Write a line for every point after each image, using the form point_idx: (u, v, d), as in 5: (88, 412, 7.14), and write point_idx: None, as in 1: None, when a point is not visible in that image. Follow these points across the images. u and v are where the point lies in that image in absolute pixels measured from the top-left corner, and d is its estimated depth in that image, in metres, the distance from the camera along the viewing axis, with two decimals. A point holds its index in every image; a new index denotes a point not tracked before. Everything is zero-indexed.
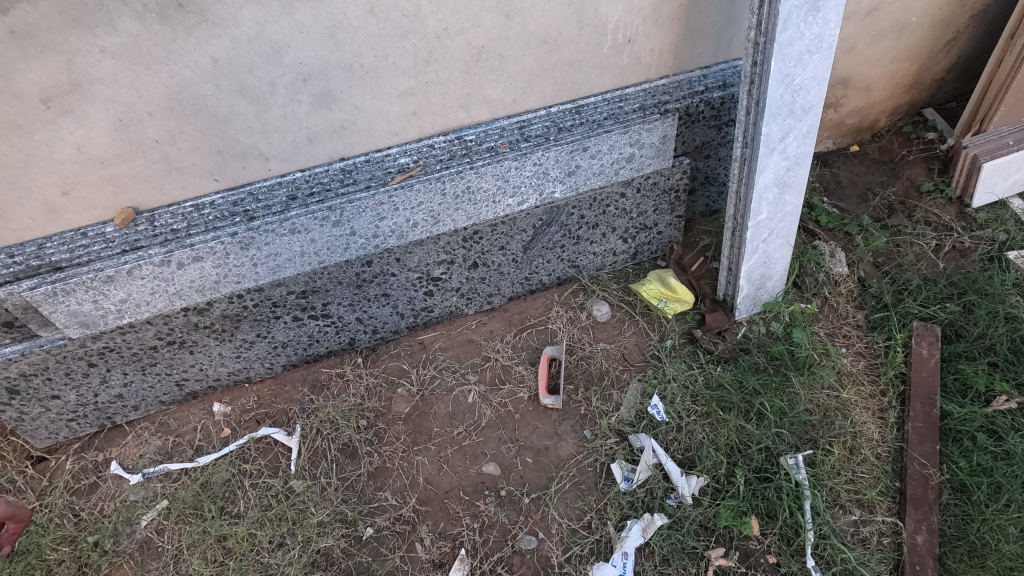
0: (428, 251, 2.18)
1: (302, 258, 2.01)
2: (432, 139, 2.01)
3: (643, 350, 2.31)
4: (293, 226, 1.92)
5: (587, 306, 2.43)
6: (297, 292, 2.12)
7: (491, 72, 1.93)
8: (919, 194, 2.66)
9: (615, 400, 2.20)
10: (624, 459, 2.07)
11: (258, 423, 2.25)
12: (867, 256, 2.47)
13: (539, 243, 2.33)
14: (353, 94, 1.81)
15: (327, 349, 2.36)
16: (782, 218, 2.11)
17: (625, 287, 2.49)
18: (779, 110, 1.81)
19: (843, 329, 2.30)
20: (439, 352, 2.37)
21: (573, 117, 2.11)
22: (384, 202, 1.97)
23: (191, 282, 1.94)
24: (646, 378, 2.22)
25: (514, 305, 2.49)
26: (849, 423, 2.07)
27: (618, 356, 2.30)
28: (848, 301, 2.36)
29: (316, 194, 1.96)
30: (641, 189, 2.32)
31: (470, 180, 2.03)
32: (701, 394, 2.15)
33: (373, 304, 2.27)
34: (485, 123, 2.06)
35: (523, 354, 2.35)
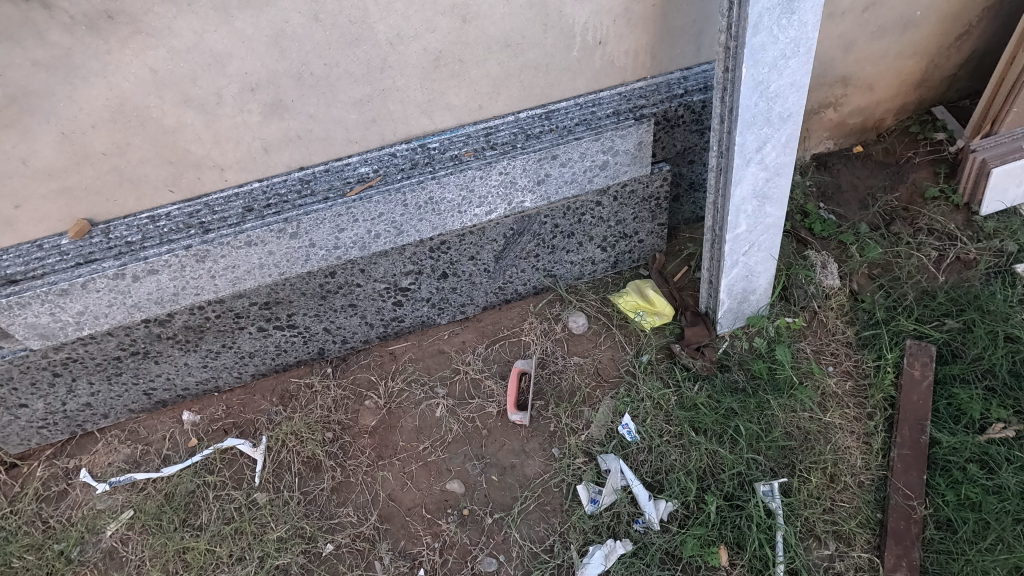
0: (394, 263, 2.13)
1: (261, 269, 1.97)
2: (394, 148, 1.95)
3: (618, 365, 2.23)
4: (249, 238, 1.88)
5: (562, 317, 2.35)
6: (260, 304, 2.08)
7: (452, 78, 1.84)
8: (923, 201, 2.50)
9: (585, 418, 2.12)
10: (591, 480, 2.00)
11: (225, 433, 2.24)
12: (863, 268, 2.33)
13: (511, 253, 2.25)
14: (306, 102, 1.75)
15: (296, 359, 2.32)
16: (764, 230, 1.99)
17: (603, 297, 2.39)
18: (753, 119, 1.69)
19: (831, 347, 2.17)
20: (408, 364, 2.32)
21: (542, 123, 2.01)
22: (343, 213, 1.91)
23: (148, 294, 1.91)
24: (619, 395, 2.13)
25: (488, 315, 2.42)
26: (831, 448, 1.96)
27: (591, 371, 2.23)
28: (838, 315, 2.23)
29: (273, 205, 1.91)
30: (619, 197, 2.21)
31: (432, 190, 1.95)
32: (674, 414, 2.06)
33: (339, 314, 2.22)
34: (450, 130, 1.98)
35: (494, 367, 2.28)
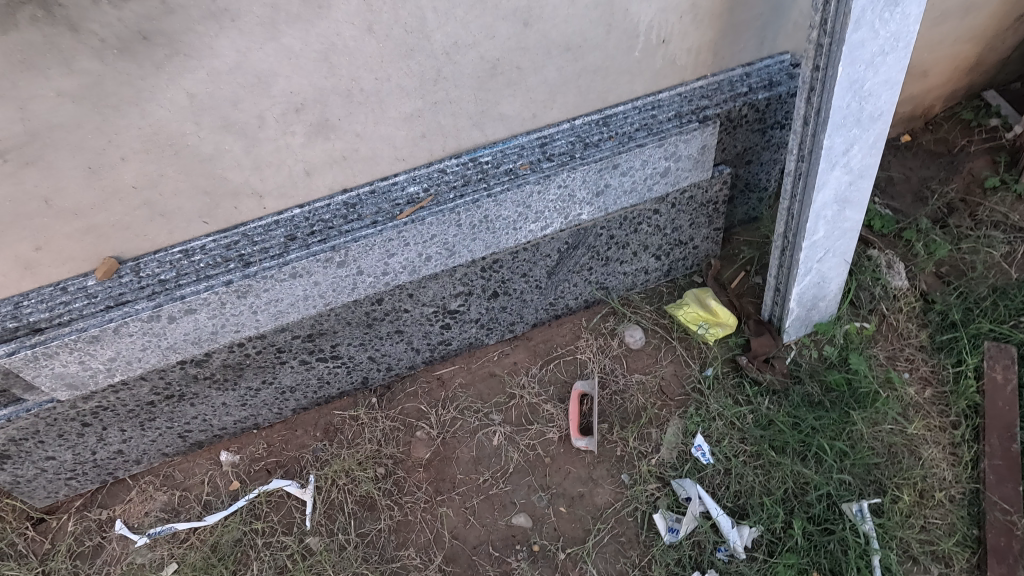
0: (444, 285, 1.99)
1: (306, 301, 1.82)
2: (444, 163, 1.80)
3: (682, 381, 2.11)
4: (294, 270, 1.72)
5: (618, 332, 2.23)
6: (303, 336, 1.93)
7: (508, 87, 1.69)
8: (982, 191, 2.40)
9: (654, 440, 2.01)
10: (667, 507, 1.89)
11: (269, 474, 2.10)
12: (930, 267, 2.23)
13: (565, 267, 2.12)
14: (354, 121, 1.60)
15: (339, 390, 2.18)
16: (840, 235, 1.87)
17: (659, 309, 2.28)
18: (844, 121, 1.56)
19: (906, 352, 2.07)
20: (459, 390, 2.19)
21: (600, 130, 1.87)
22: (394, 237, 1.76)
23: (185, 334, 1.75)
24: (688, 414, 2.02)
25: (538, 332, 2.29)
26: (919, 462, 1.86)
27: (654, 389, 2.11)
28: (909, 318, 2.13)
29: (317, 232, 1.75)
30: (677, 204, 2.09)
31: (488, 208, 1.81)
32: (750, 432, 1.95)
33: (385, 341, 2.08)
34: (502, 142, 1.83)
35: (551, 389, 2.16)
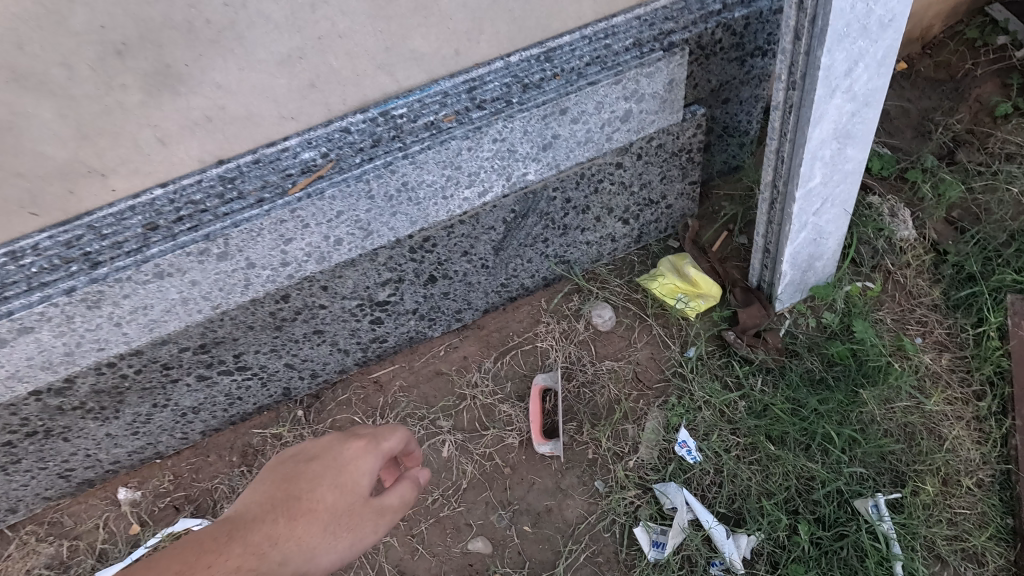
0: (365, 273, 1.63)
1: (186, 306, 1.45)
2: (347, 120, 1.41)
3: (661, 366, 1.79)
4: (160, 268, 1.34)
5: (584, 313, 1.89)
6: (194, 348, 1.57)
7: (414, 13, 1.31)
8: (992, 120, 2.08)
9: (631, 439, 1.70)
10: (650, 518, 1.59)
11: (177, 511, 1.75)
12: (939, 212, 1.92)
13: (514, 240, 1.77)
14: (208, 66, 1.21)
15: (256, 405, 1.83)
16: (841, 180, 1.54)
17: (630, 282, 1.95)
18: (848, 29, 1.21)
19: (917, 314, 1.77)
20: (400, 395, 1.85)
21: (542, 66, 1.49)
22: (287, 218, 1.39)
23: (28, 360, 1.37)
24: (669, 405, 1.71)
25: (491, 319, 1.95)
26: (940, 444, 1.58)
27: (628, 377, 1.79)
28: (918, 274, 1.83)
29: (186, 217, 1.36)
30: (643, 155, 1.74)
31: (407, 173, 1.44)
32: (743, 422, 1.65)
33: (303, 345, 1.73)
34: (420, 89, 1.44)
35: (508, 386, 1.83)
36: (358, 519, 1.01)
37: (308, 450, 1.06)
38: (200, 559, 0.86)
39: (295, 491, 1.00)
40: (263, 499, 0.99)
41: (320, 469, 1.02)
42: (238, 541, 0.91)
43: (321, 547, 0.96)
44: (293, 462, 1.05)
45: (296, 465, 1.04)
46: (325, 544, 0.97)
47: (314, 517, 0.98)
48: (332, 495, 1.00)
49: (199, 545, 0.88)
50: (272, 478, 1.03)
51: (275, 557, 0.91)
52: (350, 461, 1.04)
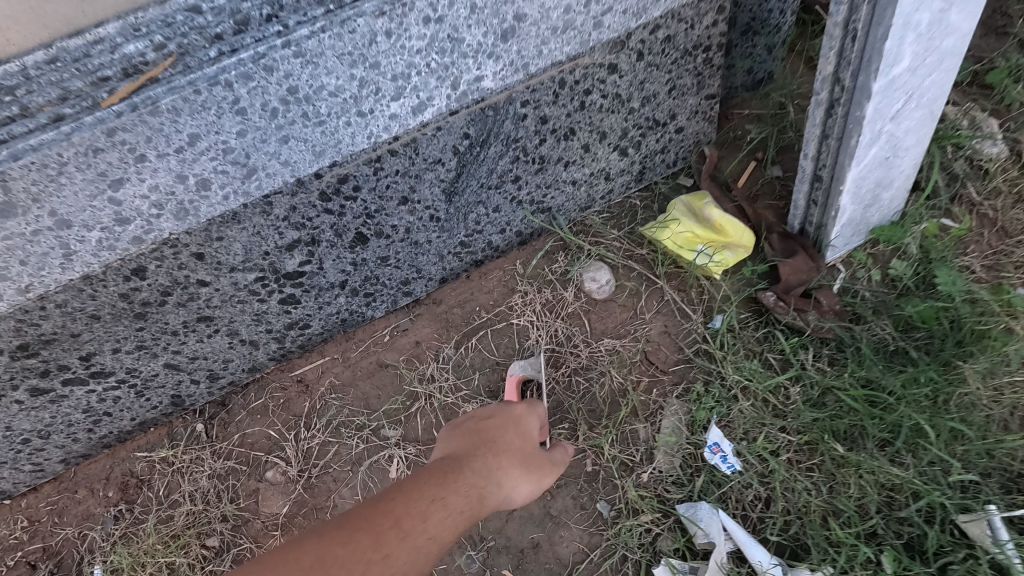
0: (257, 233, 1.14)
1: None
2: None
3: (678, 343, 1.34)
4: None
5: (572, 277, 1.43)
6: (10, 352, 1.08)
7: None
8: None
9: (643, 443, 1.26)
10: (675, 551, 1.16)
11: (33, 570, 1.30)
12: None
13: (472, 181, 1.29)
14: None
15: (137, 422, 1.35)
16: (936, 66, 1.06)
17: (631, 233, 1.48)
18: None
19: (1017, 256, 1.33)
20: (331, 398, 1.38)
21: None
22: (103, 150, 0.89)
23: None
24: (693, 396, 1.26)
25: (450, 291, 1.48)
26: None
27: (636, 360, 1.33)
28: (1013, 204, 1.38)
29: None
30: (646, 53, 1.24)
31: (291, 75, 0.92)
32: (796, 415, 1.21)
33: (186, 339, 1.24)
34: None
35: (475, 378, 1.38)
36: (536, 464, 0.99)
37: (481, 411, 1.03)
38: (408, 510, 0.82)
39: (487, 438, 0.97)
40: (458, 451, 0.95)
41: (501, 425, 0.99)
42: (459, 487, 0.88)
43: (520, 484, 0.96)
44: (475, 414, 1.02)
45: (480, 423, 1.00)
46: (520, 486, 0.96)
47: (508, 466, 0.94)
48: (519, 444, 0.98)
49: (405, 493, 0.85)
50: (462, 430, 1.00)
51: (490, 492, 0.91)
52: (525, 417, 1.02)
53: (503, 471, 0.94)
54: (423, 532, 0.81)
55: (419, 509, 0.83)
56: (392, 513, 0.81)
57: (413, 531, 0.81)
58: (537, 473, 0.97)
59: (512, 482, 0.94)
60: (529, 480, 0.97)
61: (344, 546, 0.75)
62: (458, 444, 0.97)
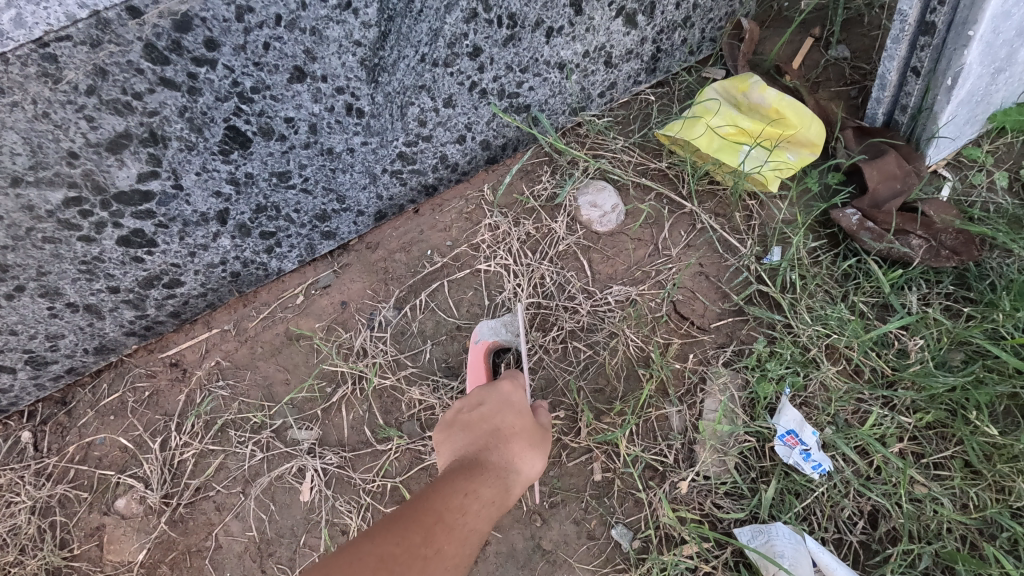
0: (45, 115, 0.69)
1: None
2: None
3: (722, 288, 0.91)
4: None
5: (563, 203, 1.00)
6: None
7: None
8: None
9: (678, 435, 0.84)
10: None
11: None
12: None
13: (406, 50, 0.85)
14: None
15: None
16: None
17: (644, 139, 1.05)
18: None
19: None
20: (219, 388, 0.95)
21: None
22: None
23: None
24: (752, 361, 0.84)
25: (390, 230, 1.04)
26: None
27: (661, 316, 0.91)
28: None
29: None
30: None
31: None
32: (913, 383, 0.79)
33: None
34: None
35: (429, 350, 0.95)
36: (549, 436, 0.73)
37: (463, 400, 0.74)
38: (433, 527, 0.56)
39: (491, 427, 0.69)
40: (461, 449, 0.68)
41: (495, 405, 0.71)
42: (483, 479, 0.62)
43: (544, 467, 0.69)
44: (461, 403, 0.74)
45: (466, 413, 0.72)
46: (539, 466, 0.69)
47: (527, 444, 0.68)
48: (529, 420, 0.70)
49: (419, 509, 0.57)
50: (454, 425, 0.71)
51: (519, 482, 0.65)
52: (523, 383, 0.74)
53: (523, 453, 0.67)
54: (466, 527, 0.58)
55: (448, 507, 0.58)
56: (420, 511, 0.57)
57: (454, 525, 0.57)
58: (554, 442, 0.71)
59: (537, 462, 0.68)
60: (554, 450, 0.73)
61: None
62: (456, 443, 0.69)
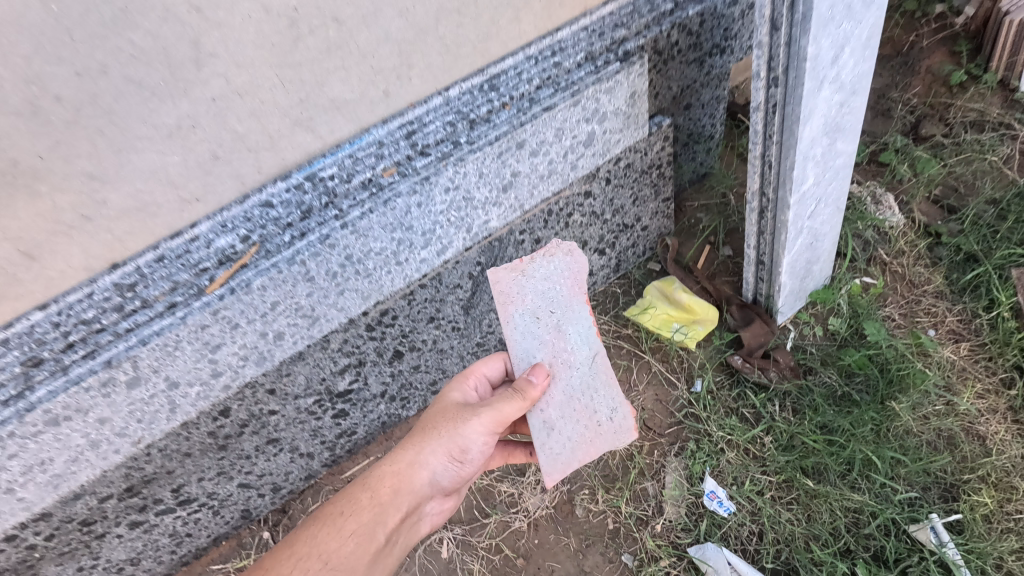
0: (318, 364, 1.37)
1: (97, 451, 1.16)
2: (265, 191, 1.13)
3: (669, 408, 1.61)
4: (53, 414, 1.07)
5: None
6: (117, 494, 1.27)
7: (327, 54, 1.05)
8: (949, 90, 2.01)
9: (653, 498, 1.50)
10: None
11: None
12: (921, 193, 1.82)
13: (484, 295, 1.56)
14: (75, 154, 0.94)
15: (212, 539, 1.54)
16: (833, 179, 1.40)
17: (617, 315, 1.77)
18: (830, 13, 1.05)
19: (924, 304, 1.65)
20: None
21: (489, 97, 1.27)
22: (212, 322, 1.14)
23: None
24: (688, 452, 1.52)
25: None
26: (982, 446, 1.45)
27: (637, 428, 1.59)
28: (916, 261, 1.72)
29: (78, 342, 1.08)
30: (612, 178, 1.56)
31: (350, 244, 1.22)
32: (772, 458, 1.48)
33: (256, 459, 1.44)
34: (349, 141, 1.18)
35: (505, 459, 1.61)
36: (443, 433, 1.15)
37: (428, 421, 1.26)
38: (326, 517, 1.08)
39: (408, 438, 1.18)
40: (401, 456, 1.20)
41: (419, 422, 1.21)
42: (371, 482, 1.12)
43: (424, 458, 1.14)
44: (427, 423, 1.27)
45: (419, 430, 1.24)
46: (439, 448, 1.15)
47: (426, 437, 1.15)
48: (437, 418, 1.18)
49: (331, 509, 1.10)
50: None
51: (395, 476, 1.13)
52: (446, 398, 1.23)
53: (404, 455, 1.14)
54: (344, 516, 1.07)
55: (341, 505, 1.09)
56: (329, 509, 1.10)
57: (340, 515, 1.08)
58: (435, 437, 1.14)
59: (417, 456, 1.14)
60: (471, 430, 1.14)
61: (274, 554, 1.03)
62: None
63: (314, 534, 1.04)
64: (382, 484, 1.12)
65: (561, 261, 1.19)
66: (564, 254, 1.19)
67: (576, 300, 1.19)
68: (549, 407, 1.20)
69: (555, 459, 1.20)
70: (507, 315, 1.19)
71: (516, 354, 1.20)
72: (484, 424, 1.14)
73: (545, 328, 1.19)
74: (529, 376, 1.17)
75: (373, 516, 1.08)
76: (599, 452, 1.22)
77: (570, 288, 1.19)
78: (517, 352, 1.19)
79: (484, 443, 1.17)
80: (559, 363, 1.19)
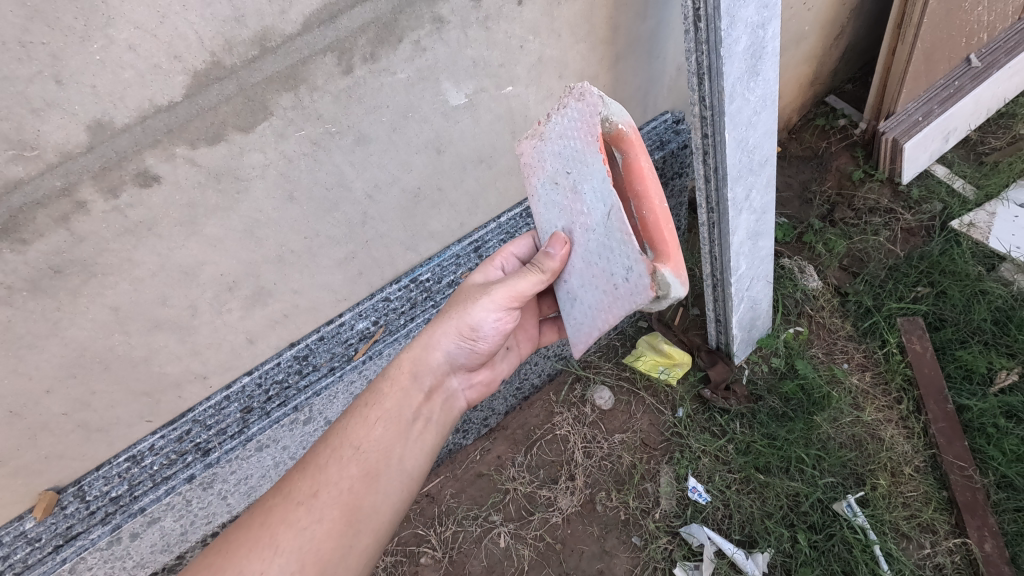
0: None
1: (276, 468, 1.79)
2: (385, 291, 1.76)
3: (660, 429, 2.20)
4: (260, 443, 1.68)
5: (587, 398, 2.30)
6: None
7: (433, 207, 1.69)
8: (852, 184, 2.71)
9: (652, 494, 2.07)
10: (683, 558, 1.93)
11: None
12: (834, 263, 2.48)
13: None
14: (289, 281, 1.52)
15: None
16: (759, 263, 2.05)
17: (618, 362, 2.38)
18: (739, 173, 1.73)
19: (839, 345, 2.29)
20: (452, 502, 2.16)
21: (525, 221, 1.94)
22: (357, 379, 1.78)
23: (151, 545, 1.67)
24: (675, 459, 2.11)
25: (512, 419, 2.32)
26: (882, 444, 2.04)
27: (637, 444, 2.18)
28: (832, 313, 2.37)
29: (274, 396, 1.68)
30: None
31: None
32: (734, 460, 2.06)
33: None
34: (437, 255, 1.82)
35: (542, 472, 2.18)
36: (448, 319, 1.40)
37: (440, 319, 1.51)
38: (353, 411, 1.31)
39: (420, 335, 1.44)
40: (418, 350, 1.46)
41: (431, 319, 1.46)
42: (387, 375, 1.36)
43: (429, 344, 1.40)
44: None
45: None
46: (445, 333, 1.40)
47: (435, 327, 1.41)
48: (444, 310, 1.43)
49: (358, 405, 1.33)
50: None
51: (408, 366, 1.39)
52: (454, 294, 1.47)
53: (416, 347, 1.41)
54: (367, 406, 1.30)
55: (363, 399, 1.33)
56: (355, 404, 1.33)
57: (363, 407, 1.31)
58: (438, 325, 1.40)
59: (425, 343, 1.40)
60: (475, 308, 1.38)
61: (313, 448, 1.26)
62: None
63: (351, 426, 1.26)
64: (402, 371, 1.38)
65: (573, 107, 1.21)
66: (578, 97, 1.20)
67: (589, 151, 1.20)
68: (571, 277, 1.38)
69: (579, 330, 1.41)
70: (534, 182, 1.34)
71: (544, 222, 1.37)
72: (487, 300, 1.37)
73: (563, 191, 1.29)
74: (550, 245, 1.34)
75: (398, 398, 1.33)
76: (619, 315, 1.30)
77: (583, 139, 1.21)
78: (544, 222, 1.37)
79: (490, 318, 1.40)
80: (577, 227, 1.30)
